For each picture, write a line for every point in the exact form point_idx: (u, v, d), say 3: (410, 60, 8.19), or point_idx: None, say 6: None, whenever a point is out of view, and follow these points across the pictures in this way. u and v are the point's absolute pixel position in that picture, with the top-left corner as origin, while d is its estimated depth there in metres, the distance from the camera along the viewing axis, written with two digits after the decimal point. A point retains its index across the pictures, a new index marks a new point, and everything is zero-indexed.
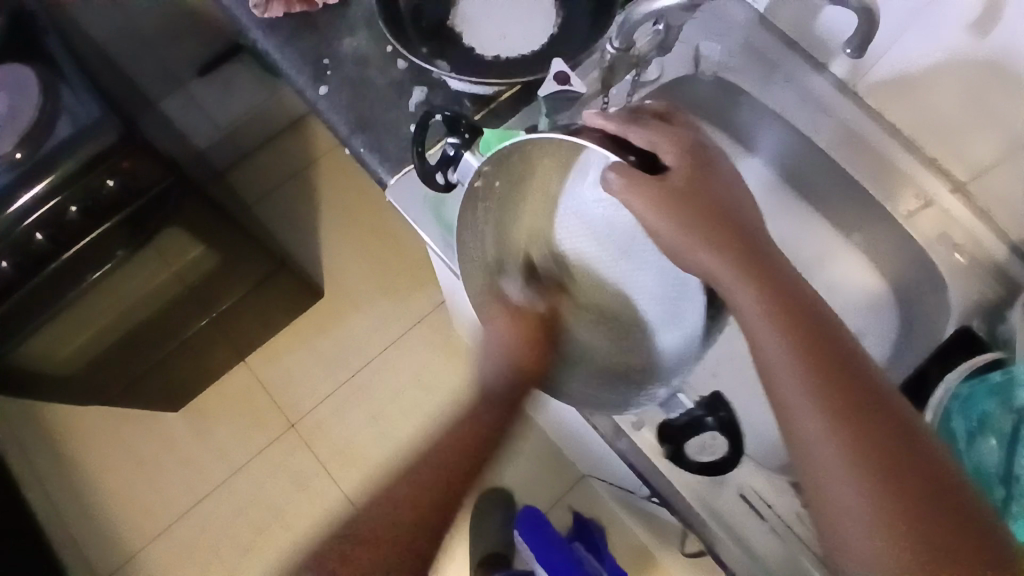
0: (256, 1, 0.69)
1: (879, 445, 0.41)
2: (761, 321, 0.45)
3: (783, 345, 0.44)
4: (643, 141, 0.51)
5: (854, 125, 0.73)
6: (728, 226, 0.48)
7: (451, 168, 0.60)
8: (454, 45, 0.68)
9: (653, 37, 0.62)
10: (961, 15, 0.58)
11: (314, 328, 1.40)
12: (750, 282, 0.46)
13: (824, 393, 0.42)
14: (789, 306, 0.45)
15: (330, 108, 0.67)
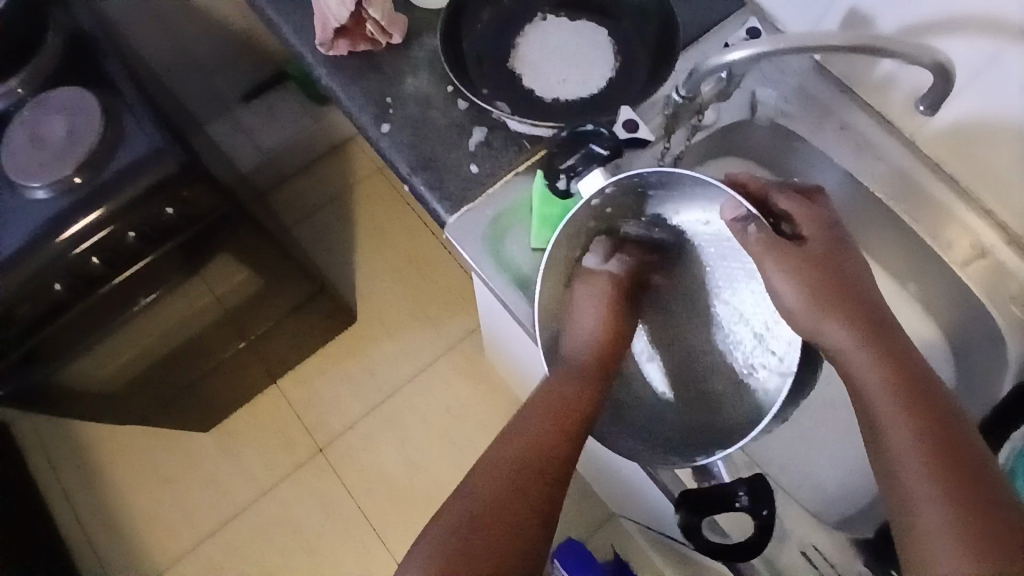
0: (322, 39, 0.71)
1: (962, 470, 0.44)
2: (877, 384, 0.48)
3: (877, 371, 0.49)
4: (785, 206, 0.56)
5: (910, 172, 0.72)
6: (852, 299, 0.52)
7: (574, 177, 0.62)
8: (515, 88, 0.70)
9: (717, 84, 0.62)
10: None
11: (346, 352, 1.40)
12: (872, 352, 0.49)
13: (929, 451, 0.45)
14: (880, 340, 0.50)
15: (392, 146, 0.68)
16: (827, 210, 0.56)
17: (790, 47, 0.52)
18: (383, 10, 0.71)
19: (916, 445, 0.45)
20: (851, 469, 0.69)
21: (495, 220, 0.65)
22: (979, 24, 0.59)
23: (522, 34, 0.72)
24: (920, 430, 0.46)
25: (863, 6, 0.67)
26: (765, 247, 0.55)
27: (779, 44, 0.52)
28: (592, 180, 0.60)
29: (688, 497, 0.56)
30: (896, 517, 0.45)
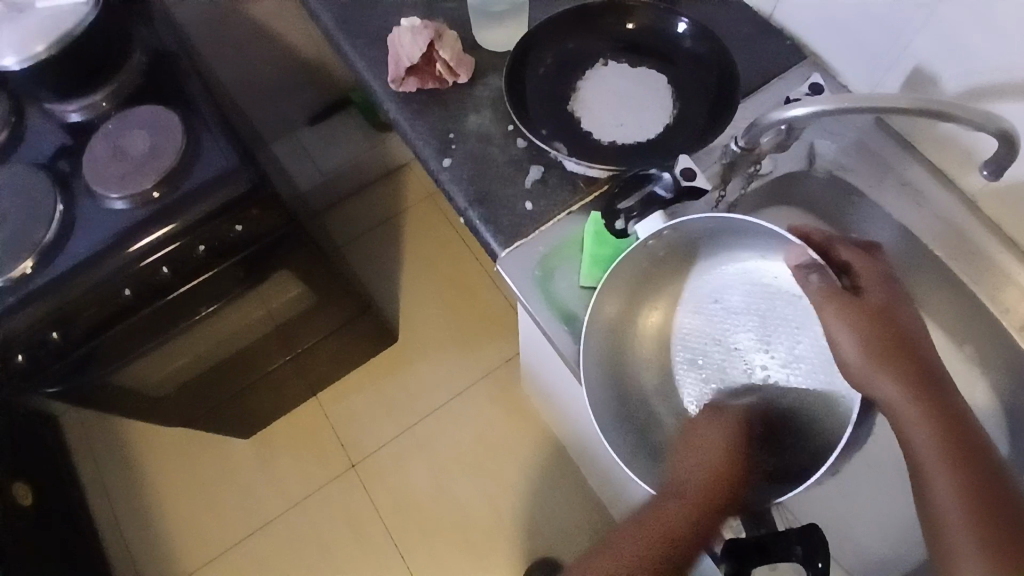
0: (393, 76, 0.75)
1: (1008, 535, 0.44)
2: (930, 447, 0.48)
3: (925, 428, 0.49)
4: (846, 256, 0.56)
5: (968, 233, 0.71)
6: (911, 355, 0.52)
7: (632, 220, 0.65)
8: (574, 129, 0.72)
9: (776, 136, 0.63)
10: None
11: (384, 370, 1.43)
12: (925, 415, 0.49)
13: (982, 517, 0.45)
14: (931, 397, 0.50)
15: (451, 180, 0.71)
16: (885, 263, 0.57)
17: (852, 107, 0.53)
18: (452, 50, 0.74)
19: (967, 511, 0.45)
20: (896, 534, 0.66)
21: (547, 256, 0.67)
22: None
23: (584, 78, 0.75)
24: (971, 497, 0.46)
25: (926, 67, 0.67)
26: (824, 296, 0.55)
27: (842, 103, 0.53)
28: (649, 224, 0.62)
29: (736, 546, 0.53)
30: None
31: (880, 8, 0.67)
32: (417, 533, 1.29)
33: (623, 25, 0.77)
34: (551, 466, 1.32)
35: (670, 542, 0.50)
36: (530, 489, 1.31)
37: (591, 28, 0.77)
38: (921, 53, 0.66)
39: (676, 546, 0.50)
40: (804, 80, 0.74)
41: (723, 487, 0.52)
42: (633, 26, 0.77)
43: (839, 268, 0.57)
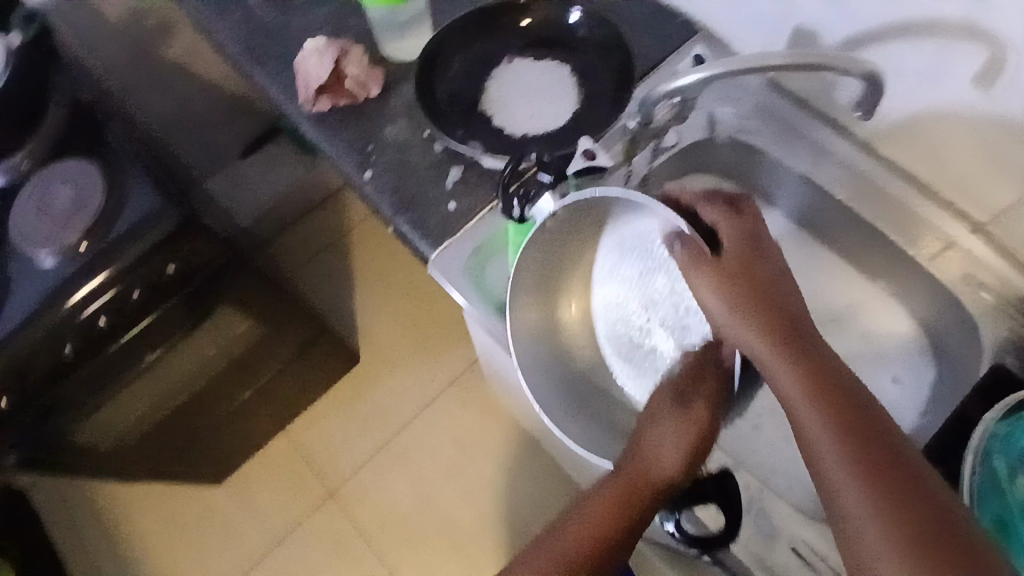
0: (305, 97, 0.76)
1: (880, 463, 0.42)
2: (796, 389, 0.48)
3: (790, 371, 0.48)
4: (710, 219, 0.58)
5: (868, 174, 0.74)
6: (772, 305, 0.52)
7: (528, 204, 0.64)
8: (487, 127, 0.74)
9: (671, 108, 0.67)
10: (967, 70, 0.61)
11: (352, 393, 1.43)
12: (784, 358, 0.49)
13: (851, 451, 0.43)
14: (790, 340, 0.50)
15: (375, 190, 0.72)
16: (754, 220, 0.57)
17: (739, 70, 0.57)
18: (361, 66, 0.76)
19: (840, 443, 0.44)
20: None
21: (475, 252, 0.69)
22: (917, 32, 0.62)
23: (492, 77, 0.77)
24: (840, 427, 0.45)
25: (807, 25, 0.70)
26: (687, 259, 0.56)
27: (725, 67, 0.57)
28: (544, 206, 0.62)
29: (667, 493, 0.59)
30: (835, 522, 0.43)
31: None
32: (406, 546, 1.30)
33: (520, 22, 0.79)
34: (525, 455, 1.34)
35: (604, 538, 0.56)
36: (509, 484, 1.32)
37: (491, 28, 0.79)
38: (800, 16, 0.70)
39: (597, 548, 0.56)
40: (690, 54, 0.77)
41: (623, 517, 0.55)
42: (529, 22, 0.79)
43: (709, 230, 0.58)
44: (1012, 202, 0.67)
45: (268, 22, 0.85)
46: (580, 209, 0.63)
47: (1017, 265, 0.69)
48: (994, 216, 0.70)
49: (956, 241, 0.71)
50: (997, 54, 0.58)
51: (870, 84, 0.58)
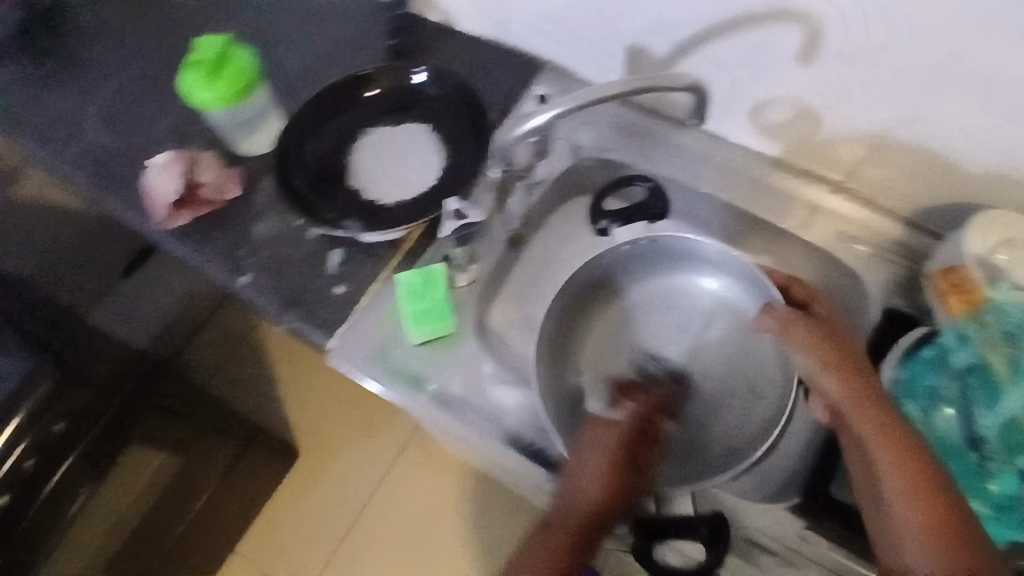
0: (162, 216, 0.72)
1: (919, 468, 0.51)
2: (851, 403, 0.55)
3: (838, 385, 0.56)
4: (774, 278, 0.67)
5: (725, 163, 0.76)
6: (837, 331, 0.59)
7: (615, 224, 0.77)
8: (357, 202, 0.73)
9: (530, 150, 0.76)
10: (789, 48, 0.63)
11: (299, 491, 1.34)
12: (846, 378, 0.56)
13: (898, 458, 0.51)
14: (845, 355, 0.57)
15: (256, 293, 0.69)
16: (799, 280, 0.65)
17: (585, 104, 0.59)
18: (213, 172, 0.74)
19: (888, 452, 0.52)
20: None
21: (373, 330, 0.67)
22: (728, 28, 0.64)
23: (354, 151, 0.76)
24: (890, 436, 0.52)
25: (633, 43, 0.72)
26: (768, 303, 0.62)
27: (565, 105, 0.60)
28: (636, 229, 0.77)
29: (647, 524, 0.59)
30: (877, 522, 0.51)
31: (573, 4, 0.71)
32: None
33: (364, 94, 0.77)
34: (494, 506, 1.30)
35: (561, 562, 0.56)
36: (485, 541, 1.28)
37: (334, 107, 0.76)
38: (625, 35, 0.71)
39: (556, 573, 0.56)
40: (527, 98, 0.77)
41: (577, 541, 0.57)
42: (373, 92, 0.77)
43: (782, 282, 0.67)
44: (858, 159, 0.70)
45: (105, 147, 0.80)
46: (657, 247, 0.74)
47: (881, 211, 0.73)
48: (849, 174, 0.72)
49: (823, 204, 0.74)
50: (811, 32, 0.60)
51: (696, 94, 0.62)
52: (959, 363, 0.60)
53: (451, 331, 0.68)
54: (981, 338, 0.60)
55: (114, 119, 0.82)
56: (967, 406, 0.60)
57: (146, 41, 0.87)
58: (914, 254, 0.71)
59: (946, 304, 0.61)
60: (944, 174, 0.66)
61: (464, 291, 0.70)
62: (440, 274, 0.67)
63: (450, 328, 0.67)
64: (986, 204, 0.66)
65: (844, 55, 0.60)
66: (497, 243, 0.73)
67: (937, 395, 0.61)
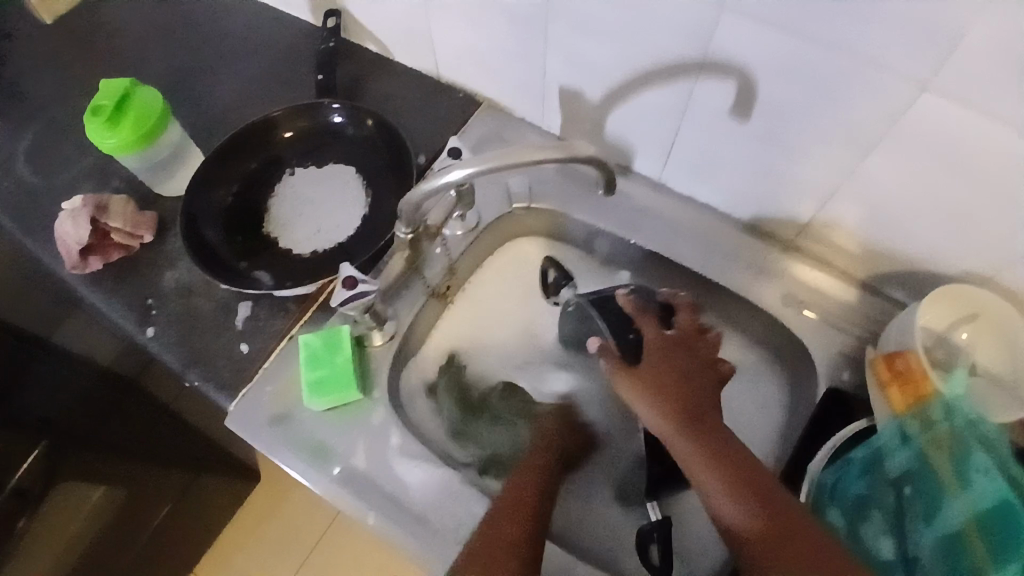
0: (72, 262, 0.69)
1: (749, 483, 0.48)
2: (671, 428, 0.53)
3: (648, 406, 0.55)
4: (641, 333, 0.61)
5: (667, 214, 0.73)
6: (668, 356, 0.57)
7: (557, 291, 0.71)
8: (274, 251, 0.70)
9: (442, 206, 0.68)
10: (719, 105, 0.60)
11: (256, 516, 1.21)
12: (657, 401, 0.54)
13: (721, 475, 0.49)
14: (661, 379, 0.55)
15: (160, 347, 0.66)
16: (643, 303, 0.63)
17: (496, 167, 0.50)
18: (123, 216, 0.70)
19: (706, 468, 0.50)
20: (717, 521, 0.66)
21: (278, 394, 0.64)
22: (663, 75, 0.60)
23: (273, 194, 0.73)
24: (701, 446, 0.51)
25: (567, 85, 0.68)
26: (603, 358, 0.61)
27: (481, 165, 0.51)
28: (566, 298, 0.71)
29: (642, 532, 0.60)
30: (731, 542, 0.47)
31: (506, 47, 0.68)
32: None
33: (280, 135, 0.75)
34: None
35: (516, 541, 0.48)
36: None
37: (250, 149, 0.74)
38: (557, 77, 0.68)
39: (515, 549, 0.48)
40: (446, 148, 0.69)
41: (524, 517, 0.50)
42: (291, 132, 0.75)
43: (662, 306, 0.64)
44: (809, 217, 0.66)
45: (30, 186, 0.78)
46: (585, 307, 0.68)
47: (837, 276, 0.69)
48: (798, 231, 0.68)
49: (771, 262, 0.70)
50: (741, 90, 0.57)
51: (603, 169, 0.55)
52: (894, 469, 0.57)
53: (358, 396, 0.63)
54: (924, 438, 0.56)
55: (41, 157, 0.80)
56: (903, 522, 0.57)
57: (83, 72, 0.85)
58: (864, 322, 0.67)
59: (889, 397, 0.58)
60: (896, 236, 0.61)
61: (380, 350, 0.67)
62: (343, 337, 0.63)
63: (356, 394, 0.63)
64: (939, 272, 0.62)
65: (773, 113, 0.58)
66: (417, 306, 0.70)
67: (869, 500, 0.58)
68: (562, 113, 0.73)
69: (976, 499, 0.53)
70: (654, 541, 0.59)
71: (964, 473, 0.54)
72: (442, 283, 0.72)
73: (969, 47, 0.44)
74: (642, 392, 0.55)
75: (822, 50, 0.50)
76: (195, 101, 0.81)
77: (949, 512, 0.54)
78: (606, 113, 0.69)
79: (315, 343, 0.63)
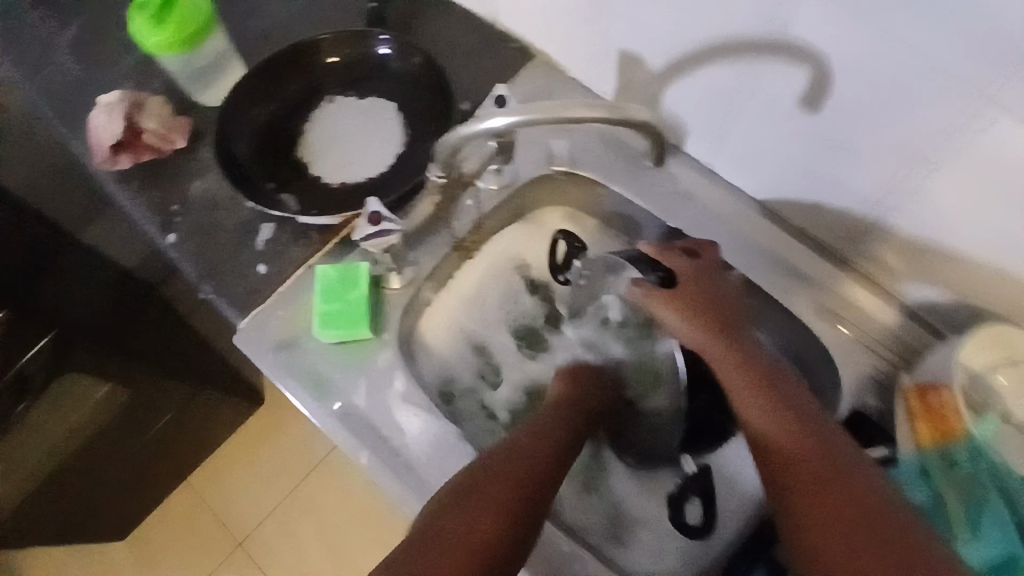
0: (102, 156, 0.68)
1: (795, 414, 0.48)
2: (719, 355, 0.53)
3: (690, 332, 0.54)
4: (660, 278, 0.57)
5: (711, 203, 0.69)
6: (704, 284, 0.56)
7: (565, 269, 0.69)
8: (303, 177, 0.69)
9: (479, 151, 0.69)
10: (790, 93, 0.56)
11: (254, 438, 1.23)
12: (704, 330, 0.53)
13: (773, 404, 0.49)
14: (705, 309, 0.54)
15: (178, 256, 0.65)
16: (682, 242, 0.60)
17: (540, 120, 0.48)
18: (158, 119, 0.70)
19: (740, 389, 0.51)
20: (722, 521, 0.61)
21: (288, 321, 0.63)
22: (732, 52, 0.57)
23: (309, 120, 0.71)
24: (745, 377, 0.51)
25: (629, 49, 0.64)
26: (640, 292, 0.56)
27: (525, 115, 0.48)
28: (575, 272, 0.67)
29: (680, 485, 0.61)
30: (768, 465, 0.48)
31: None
32: None
33: (324, 60, 0.73)
34: None
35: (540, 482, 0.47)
36: None
37: (290, 70, 0.72)
38: (620, 40, 0.64)
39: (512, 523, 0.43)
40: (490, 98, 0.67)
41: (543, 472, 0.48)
42: (335, 59, 0.73)
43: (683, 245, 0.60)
44: (862, 229, 0.62)
45: (72, 75, 0.77)
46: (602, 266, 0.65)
47: (879, 294, 0.65)
48: (847, 241, 0.64)
49: (812, 269, 0.66)
50: (817, 81, 0.53)
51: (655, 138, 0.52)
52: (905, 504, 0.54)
53: (366, 336, 0.62)
54: (943, 478, 0.54)
55: (87, 47, 0.79)
56: None
57: None
58: (899, 347, 0.63)
59: (916, 431, 0.57)
60: (952, 263, 0.58)
61: (395, 294, 0.65)
62: (361, 274, 0.62)
63: (365, 334, 0.62)
64: (991, 307, 0.58)
65: (847, 111, 0.53)
66: (438, 256, 0.67)
67: None
68: (619, 79, 0.69)
69: (983, 547, 0.51)
70: (692, 494, 0.61)
71: (976, 518, 0.52)
72: (467, 237, 0.69)
73: None
74: (685, 316, 0.54)
75: (908, 50, 0.46)
76: (245, 11, 0.78)
77: None
78: (664, 86, 0.65)
79: (332, 275, 0.62)
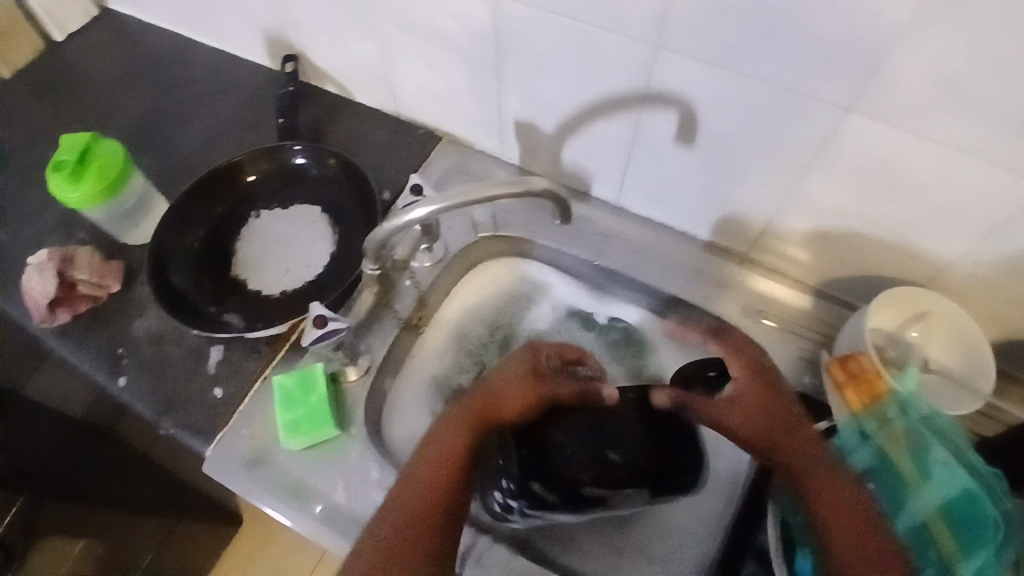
0: (38, 316, 0.69)
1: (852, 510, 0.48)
2: (778, 444, 0.52)
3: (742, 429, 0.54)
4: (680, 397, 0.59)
5: (627, 236, 0.76)
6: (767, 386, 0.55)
7: None
8: (243, 294, 0.71)
9: (410, 242, 0.72)
10: (666, 131, 0.63)
11: (239, 566, 1.19)
12: (769, 428, 0.53)
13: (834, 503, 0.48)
14: (769, 410, 0.54)
15: (131, 396, 0.66)
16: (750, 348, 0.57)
17: (459, 202, 0.52)
18: (90, 268, 0.70)
19: (750, 427, 0.54)
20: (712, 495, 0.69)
21: (254, 437, 0.64)
22: (610, 106, 0.64)
23: (240, 236, 0.74)
24: (811, 471, 0.50)
25: (522, 118, 0.71)
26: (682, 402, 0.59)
27: (449, 200, 0.52)
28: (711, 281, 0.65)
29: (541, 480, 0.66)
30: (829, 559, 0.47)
31: (462, 83, 0.71)
32: None
33: (245, 178, 0.76)
34: None
35: (431, 529, 0.48)
36: None
37: (215, 195, 0.75)
38: (513, 113, 0.71)
39: (444, 481, 0.50)
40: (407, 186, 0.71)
41: (435, 517, 0.49)
42: (255, 177, 0.77)
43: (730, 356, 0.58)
44: (761, 231, 0.69)
45: None
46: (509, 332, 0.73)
47: (791, 284, 0.72)
48: (751, 245, 0.71)
49: (729, 275, 0.73)
50: (685, 119, 0.61)
51: (558, 199, 0.57)
52: (856, 467, 0.60)
53: (335, 433, 0.64)
54: (880, 435, 0.59)
55: (3, 209, 0.80)
56: None
57: (49, 124, 0.86)
58: (821, 326, 0.70)
59: (846, 399, 0.62)
60: (845, 246, 0.65)
61: (355, 386, 0.68)
62: (318, 374, 0.64)
63: (333, 432, 0.64)
64: (885, 275, 0.66)
65: (715, 138, 0.61)
66: (391, 341, 0.71)
67: None
68: (521, 145, 0.75)
69: (936, 490, 0.56)
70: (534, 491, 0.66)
71: (924, 464, 0.57)
72: (413, 314, 0.73)
73: (892, 74, 0.48)
74: (741, 420, 0.54)
75: (753, 78, 0.54)
76: (162, 149, 0.82)
77: (912, 507, 0.56)
78: (562, 143, 0.72)
79: (284, 382, 0.64)
